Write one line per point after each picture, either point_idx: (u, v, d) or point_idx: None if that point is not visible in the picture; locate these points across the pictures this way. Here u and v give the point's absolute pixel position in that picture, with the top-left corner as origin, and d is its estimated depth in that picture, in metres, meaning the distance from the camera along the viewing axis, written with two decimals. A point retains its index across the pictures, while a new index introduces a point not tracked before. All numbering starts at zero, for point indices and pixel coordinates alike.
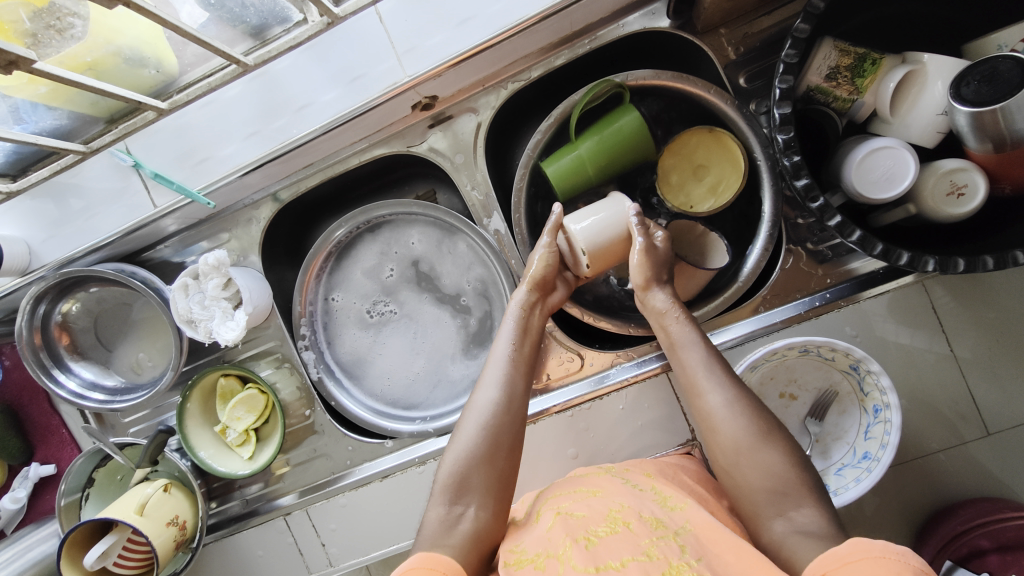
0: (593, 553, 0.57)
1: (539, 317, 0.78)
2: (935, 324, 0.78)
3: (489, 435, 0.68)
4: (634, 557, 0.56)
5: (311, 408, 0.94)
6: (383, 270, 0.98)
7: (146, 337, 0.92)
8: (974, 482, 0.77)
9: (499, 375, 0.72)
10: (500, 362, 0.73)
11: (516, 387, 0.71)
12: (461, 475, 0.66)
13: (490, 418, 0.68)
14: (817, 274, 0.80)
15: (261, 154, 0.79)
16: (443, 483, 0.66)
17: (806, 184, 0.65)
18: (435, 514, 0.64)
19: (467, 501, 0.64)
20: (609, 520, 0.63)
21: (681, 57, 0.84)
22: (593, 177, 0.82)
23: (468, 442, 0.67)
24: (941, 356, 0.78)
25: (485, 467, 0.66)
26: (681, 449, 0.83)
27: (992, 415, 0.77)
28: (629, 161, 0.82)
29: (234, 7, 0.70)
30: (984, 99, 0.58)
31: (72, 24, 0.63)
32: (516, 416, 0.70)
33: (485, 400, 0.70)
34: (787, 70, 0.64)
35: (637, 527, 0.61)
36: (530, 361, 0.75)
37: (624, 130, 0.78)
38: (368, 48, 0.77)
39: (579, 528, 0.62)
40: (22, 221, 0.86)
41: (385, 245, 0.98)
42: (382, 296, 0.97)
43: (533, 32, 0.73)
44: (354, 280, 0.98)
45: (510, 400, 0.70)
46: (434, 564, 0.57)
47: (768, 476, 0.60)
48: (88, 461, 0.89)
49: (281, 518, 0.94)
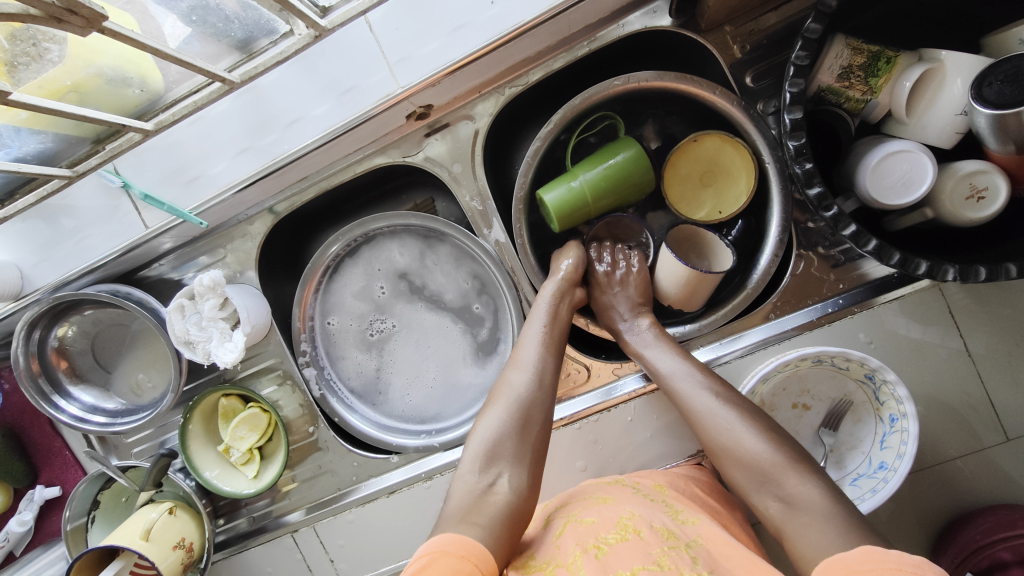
0: (603, 563, 0.59)
1: (568, 307, 0.79)
2: (952, 328, 0.75)
3: (520, 412, 0.68)
4: (644, 566, 0.57)
5: (315, 424, 0.92)
6: (372, 290, 0.96)
7: (145, 358, 0.91)
8: (995, 488, 0.75)
9: (532, 356, 0.74)
10: (534, 345, 0.75)
11: (549, 372, 0.73)
12: (493, 445, 0.66)
13: (522, 397, 0.70)
14: (829, 279, 0.77)
15: (253, 171, 0.76)
16: (473, 453, 0.66)
17: (819, 192, 0.62)
18: (465, 483, 0.63)
19: (498, 470, 0.64)
20: (620, 527, 0.64)
21: (684, 56, 0.81)
22: (592, 210, 0.79)
23: (502, 417, 0.68)
24: (957, 358, 0.75)
25: (516, 441, 0.67)
26: (691, 460, 0.81)
27: (1012, 419, 0.74)
28: (627, 197, 0.80)
29: (218, 21, 0.67)
30: (1006, 100, 0.55)
31: (50, 49, 0.61)
32: (547, 399, 0.71)
33: (519, 381, 0.71)
34: (798, 72, 0.61)
35: (648, 535, 0.62)
36: (560, 347, 0.76)
37: (624, 161, 0.77)
38: (358, 58, 0.73)
39: (589, 536, 0.63)
40: (13, 245, 0.84)
41: (370, 266, 0.95)
42: (376, 315, 0.95)
43: (530, 37, 0.70)
44: (345, 304, 0.96)
45: (543, 379, 0.72)
46: (467, 553, 0.54)
47: (750, 467, 0.62)
48: (91, 485, 0.88)
49: (289, 535, 0.93)
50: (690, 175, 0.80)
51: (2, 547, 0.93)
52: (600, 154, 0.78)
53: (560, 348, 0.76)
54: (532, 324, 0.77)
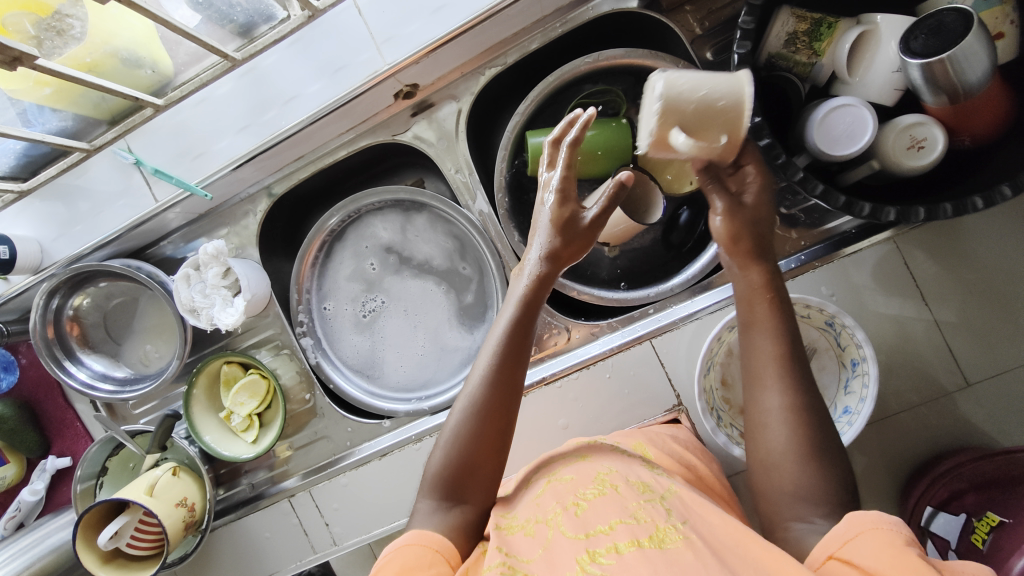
0: (582, 520, 0.61)
1: (540, 301, 0.70)
2: (916, 293, 0.79)
3: (472, 438, 0.66)
4: (622, 520, 0.59)
5: (311, 391, 0.97)
6: (362, 268, 1.01)
7: (153, 330, 0.97)
8: (957, 432, 0.78)
9: (483, 367, 0.68)
10: (487, 354, 0.68)
11: (505, 384, 0.67)
12: (449, 476, 0.66)
13: (472, 414, 0.67)
14: (792, 237, 0.82)
15: (253, 147, 0.83)
16: (431, 481, 0.67)
17: (768, 143, 0.67)
18: (423, 511, 0.66)
19: (456, 500, 0.66)
20: (597, 483, 0.66)
21: (651, 36, 0.87)
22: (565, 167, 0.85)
23: (455, 446, 0.67)
24: (930, 327, 0.79)
25: (469, 470, 0.66)
26: (668, 415, 0.84)
27: (971, 366, 0.78)
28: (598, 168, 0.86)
29: (222, 6, 0.74)
30: (932, 50, 0.60)
31: (72, 25, 0.68)
32: (501, 414, 0.67)
33: (467, 397, 0.68)
34: (745, 35, 0.67)
35: (624, 490, 0.64)
36: (524, 347, 0.69)
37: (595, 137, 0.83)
38: (349, 40, 0.80)
39: (569, 494, 0.66)
40: (36, 221, 0.90)
41: (357, 246, 1.02)
42: (368, 292, 1.01)
43: (504, 17, 0.77)
44: (339, 285, 1.02)
45: (495, 394, 0.67)
46: (430, 542, 0.60)
47: (768, 457, 0.61)
48: (101, 449, 0.93)
49: (286, 500, 0.97)
50: (665, 140, 0.85)
51: (15, 515, 0.98)
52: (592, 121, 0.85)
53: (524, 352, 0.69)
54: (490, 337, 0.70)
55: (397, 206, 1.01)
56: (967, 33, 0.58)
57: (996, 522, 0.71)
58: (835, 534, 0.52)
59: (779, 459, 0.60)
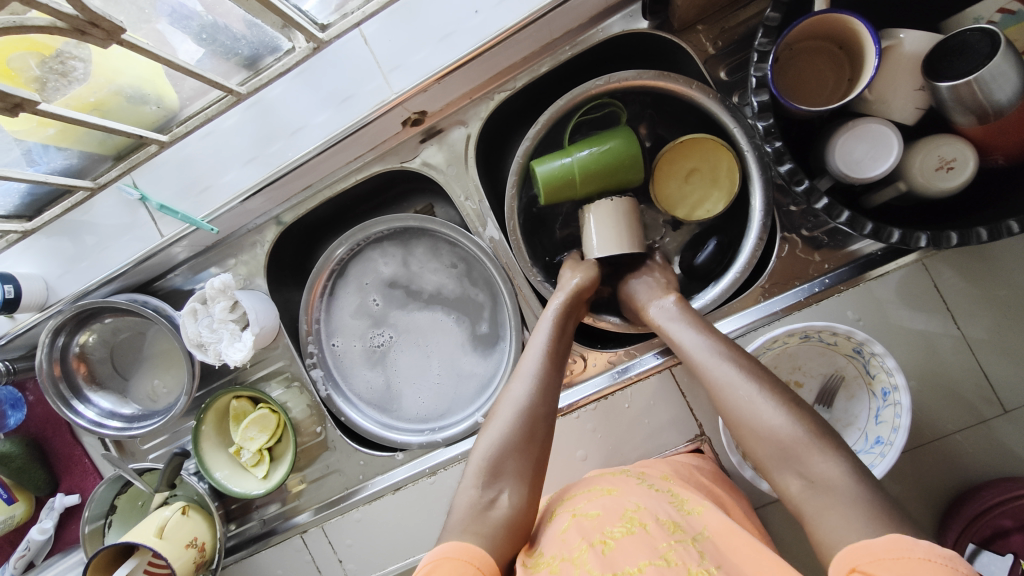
0: (609, 560, 0.57)
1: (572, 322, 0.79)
2: (942, 307, 0.76)
3: (521, 428, 0.69)
4: (650, 562, 0.56)
5: (322, 424, 0.95)
6: (367, 304, 1.00)
7: (160, 365, 0.95)
8: (995, 461, 0.74)
9: (534, 369, 0.73)
10: (537, 356, 0.74)
11: (549, 386, 0.72)
12: (494, 461, 0.67)
13: (524, 410, 0.70)
14: (815, 260, 0.79)
15: (259, 179, 0.82)
16: (475, 468, 0.67)
17: (789, 169, 0.65)
18: (467, 496, 0.66)
19: (500, 485, 0.65)
20: (625, 520, 0.62)
21: (662, 56, 0.85)
22: (577, 189, 0.83)
23: (503, 430, 0.69)
24: (955, 340, 0.76)
25: (516, 458, 0.67)
26: (690, 445, 0.82)
27: (1006, 391, 0.75)
28: (617, 182, 0.84)
29: (227, 40, 0.72)
30: (961, 72, 0.58)
31: (76, 67, 0.67)
32: (548, 411, 0.71)
33: (520, 393, 0.71)
34: (761, 58, 0.65)
35: (654, 529, 0.60)
36: (563, 361, 0.76)
37: (616, 147, 0.81)
38: (355, 70, 0.79)
39: (594, 530, 0.61)
40: (39, 259, 0.89)
41: (360, 281, 1.00)
42: (375, 328, 0.99)
43: (513, 42, 0.75)
44: (345, 323, 0.99)
45: (545, 389, 0.71)
46: (471, 558, 0.57)
47: (772, 440, 0.60)
48: (110, 487, 0.91)
49: (299, 536, 0.94)
50: (685, 167, 0.83)
51: (23, 555, 0.96)
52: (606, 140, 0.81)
53: (562, 362, 0.76)
54: (537, 336, 0.78)
55: (406, 233, 0.99)
56: (993, 54, 0.55)
57: None
58: (866, 543, 0.49)
59: (794, 440, 0.59)
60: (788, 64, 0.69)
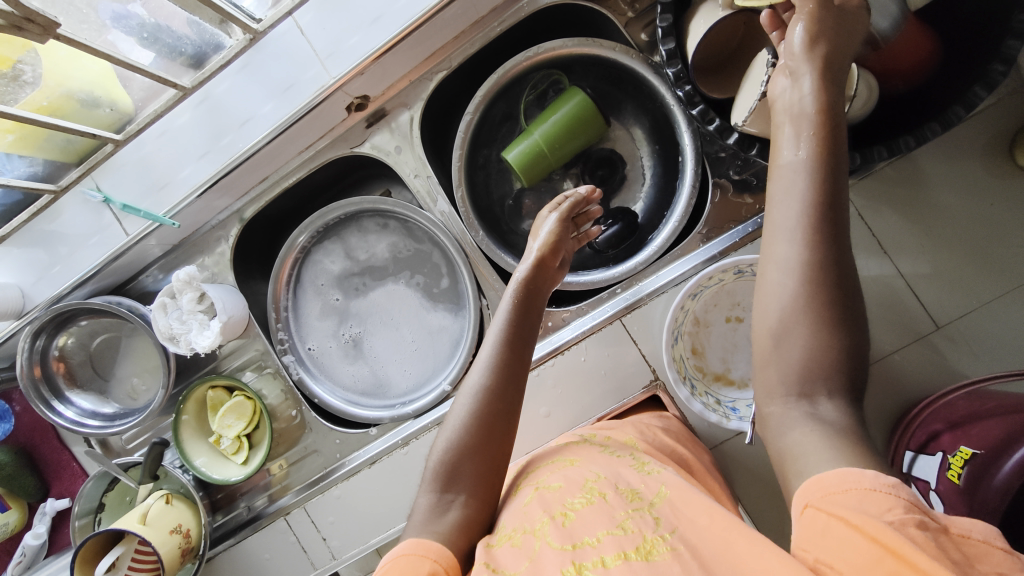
0: (569, 530, 0.58)
1: (534, 295, 0.79)
2: (877, 249, 0.79)
3: (478, 424, 0.70)
4: (609, 532, 0.56)
5: (297, 407, 0.98)
6: (334, 294, 1.03)
7: (139, 364, 0.99)
8: (936, 377, 0.77)
9: (489, 356, 0.74)
10: (493, 342, 0.75)
11: (507, 370, 0.73)
12: (451, 464, 0.68)
13: (480, 401, 0.71)
14: (747, 203, 0.82)
15: (215, 171, 0.86)
16: (434, 473, 0.68)
17: (701, 109, 0.69)
18: (426, 500, 0.66)
19: (457, 490, 0.66)
20: (585, 491, 0.63)
21: (589, 26, 0.90)
22: (552, 160, 0.88)
23: (459, 429, 0.70)
24: (888, 276, 0.79)
25: (473, 453, 0.68)
26: (647, 390, 0.84)
27: (940, 308, 0.78)
28: (583, 138, 0.88)
29: (170, 39, 0.75)
30: None
31: (24, 70, 0.71)
32: (506, 401, 0.71)
33: (474, 383, 0.73)
34: (665, 9, 0.70)
35: (613, 499, 0.61)
36: (524, 341, 0.76)
37: (577, 102, 0.85)
38: (294, 59, 0.84)
39: (555, 502, 0.62)
40: (15, 269, 0.94)
41: (318, 280, 1.04)
42: (342, 323, 1.03)
43: (440, 20, 0.80)
44: (314, 315, 1.03)
45: (503, 383, 0.72)
46: (425, 551, 0.58)
47: None
48: (97, 484, 0.94)
49: (282, 519, 0.96)
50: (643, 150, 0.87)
51: (19, 561, 0.99)
52: (549, 109, 0.87)
53: (522, 348, 0.75)
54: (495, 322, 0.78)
55: (364, 217, 1.02)
56: None
57: (969, 455, 0.64)
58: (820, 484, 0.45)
59: None
60: (695, 35, 0.69)
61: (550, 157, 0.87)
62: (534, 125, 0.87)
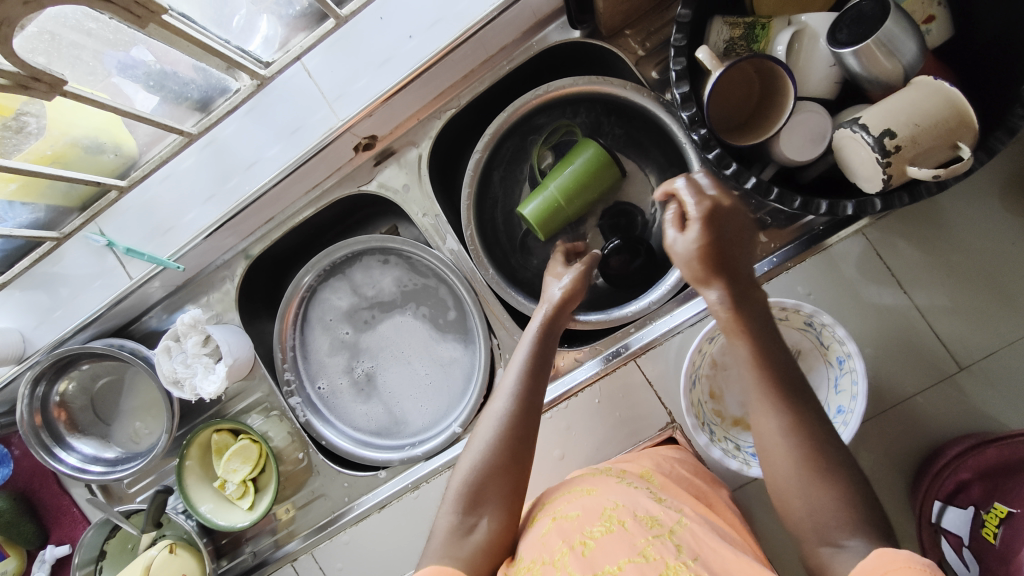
0: (589, 560, 0.55)
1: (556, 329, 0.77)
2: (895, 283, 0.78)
3: (501, 452, 0.67)
4: (630, 560, 0.54)
5: (304, 449, 0.96)
6: (342, 332, 1.02)
7: (141, 407, 0.97)
8: (959, 419, 0.75)
9: (513, 384, 0.71)
10: (517, 370, 0.73)
11: (532, 396, 0.70)
12: (475, 485, 0.66)
13: (503, 428, 0.68)
14: (761, 241, 0.81)
15: (221, 214, 0.85)
16: (457, 493, 0.67)
17: (717, 154, 0.68)
18: (446, 522, 0.66)
19: (481, 511, 0.65)
20: (604, 518, 0.60)
21: (598, 63, 0.89)
22: (569, 212, 0.86)
23: (483, 454, 0.68)
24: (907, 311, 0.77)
25: (495, 479, 0.66)
26: (663, 433, 0.82)
27: (961, 349, 0.76)
28: (598, 187, 0.86)
29: (176, 85, 0.74)
30: (858, 36, 0.61)
31: (28, 122, 0.71)
32: (529, 428, 0.69)
33: (499, 411, 0.70)
34: (678, 52, 0.69)
35: (633, 526, 0.59)
36: (548, 370, 0.74)
37: (589, 155, 0.84)
38: (302, 101, 0.83)
39: (575, 531, 0.60)
40: (15, 312, 0.92)
41: (326, 318, 1.02)
42: (352, 360, 1.01)
43: (450, 62, 0.79)
44: (322, 354, 1.01)
45: (525, 410, 0.70)
46: None
47: None
48: (98, 532, 0.92)
49: (289, 565, 0.94)
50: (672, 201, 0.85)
51: None
52: (564, 161, 0.86)
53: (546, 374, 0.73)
54: (518, 352, 0.76)
55: (370, 254, 1.01)
56: (886, 15, 0.59)
57: (1006, 513, 0.68)
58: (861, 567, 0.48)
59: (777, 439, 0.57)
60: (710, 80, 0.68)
61: (565, 209, 0.86)
62: (548, 180, 0.86)
